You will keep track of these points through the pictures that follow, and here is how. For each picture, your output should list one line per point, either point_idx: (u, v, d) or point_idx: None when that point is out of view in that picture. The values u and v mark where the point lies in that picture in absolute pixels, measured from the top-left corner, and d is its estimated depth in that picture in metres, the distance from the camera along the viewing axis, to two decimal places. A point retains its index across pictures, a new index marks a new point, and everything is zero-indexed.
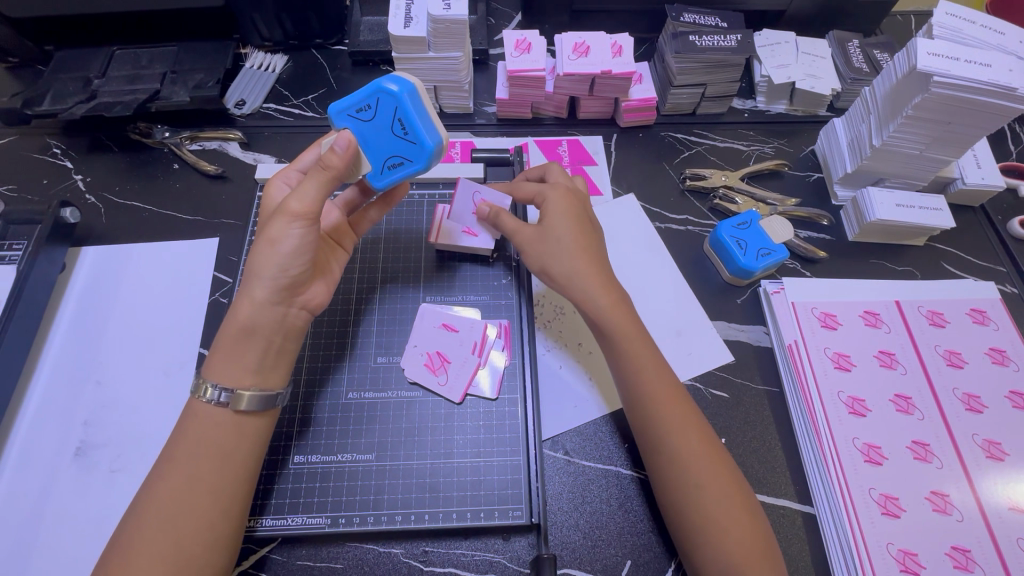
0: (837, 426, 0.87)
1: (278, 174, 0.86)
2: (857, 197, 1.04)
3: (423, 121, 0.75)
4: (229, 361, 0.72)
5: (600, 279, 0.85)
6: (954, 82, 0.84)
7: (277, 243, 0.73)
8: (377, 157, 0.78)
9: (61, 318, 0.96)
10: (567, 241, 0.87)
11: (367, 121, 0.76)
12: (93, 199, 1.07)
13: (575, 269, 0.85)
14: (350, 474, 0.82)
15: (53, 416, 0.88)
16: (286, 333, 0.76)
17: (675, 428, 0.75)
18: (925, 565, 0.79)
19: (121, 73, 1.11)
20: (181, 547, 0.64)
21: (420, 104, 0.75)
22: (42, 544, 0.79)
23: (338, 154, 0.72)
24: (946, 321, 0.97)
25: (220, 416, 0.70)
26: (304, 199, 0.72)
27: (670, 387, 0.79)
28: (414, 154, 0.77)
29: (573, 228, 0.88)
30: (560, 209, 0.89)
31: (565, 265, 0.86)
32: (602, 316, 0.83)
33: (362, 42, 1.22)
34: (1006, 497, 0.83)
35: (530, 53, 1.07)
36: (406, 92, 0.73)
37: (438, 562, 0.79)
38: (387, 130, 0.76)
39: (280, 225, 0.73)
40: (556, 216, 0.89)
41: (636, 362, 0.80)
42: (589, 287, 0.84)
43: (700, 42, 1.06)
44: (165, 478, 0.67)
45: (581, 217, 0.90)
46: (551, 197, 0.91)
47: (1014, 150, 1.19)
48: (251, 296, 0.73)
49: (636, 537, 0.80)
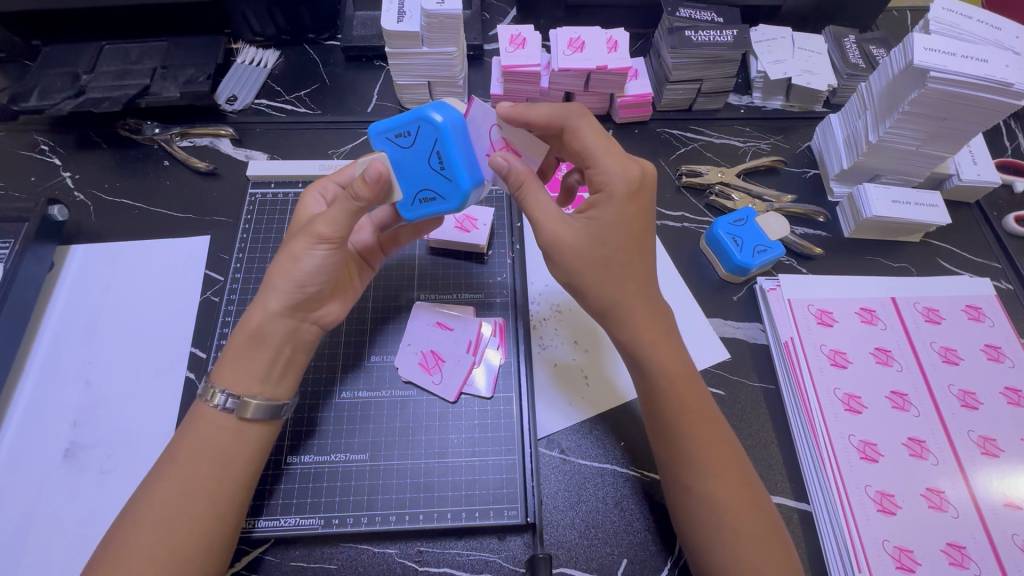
0: (833, 423, 0.87)
1: (314, 187, 0.84)
2: (853, 193, 1.04)
3: (462, 157, 0.71)
4: (237, 365, 0.72)
5: (642, 307, 0.75)
6: (951, 78, 0.83)
7: (298, 261, 0.72)
8: (409, 187, 0.74)
9: (50, 317, 0.94)
10: (614, 259, 0.72)
11: (404, 148, 0.72)
12: (82, 197, 1.05)
13: (618, 300, 0.74)
14: (344, 474, 0.81)
15: (42, 417, 0.87)
16: (297, 343, 0.75)
17: (708, 472, 0.70)
18: (920, 562, 0.79)
19: (109, 68, 1.10)
20: (171, 553, 0.63)
21: (461, 138, 0.71)
22: (31, 546, 0.78)
23: (367, 184, 0.68)
24: (941, 318, 0.97)
25: (224, 421, 0.70)
26: (333, 224, 0.71)
27: (709, 425, 0.73)
28: (449, 191, 0.72)
29: (625, 242, 0.72)
30: (619, 217, 0.71)
31: (600, 287, 0.73)
32: (638, 348, 0.75)
33: (355, 37, 1.21)
34: (1001, 493, 0.83)
35: (524, 48, 1.06)
36: (449, 127, 0.69)
37: (434, 563, 0.78)
38: (424, 161, 0.72)
39: (304, 244, 0.71)
40: (607, 225, 0.71)
41: (675, 402, 0.73)
42: (632, 318, 0.74)
43: (697, 37, 1.06)
44: (161, 481, 0.66)
45: (642, 227, 0.73)
46: (607, 203, 0.71)
47: (1010, 146, 1.19)
48: (264, 307, 0.73)
49: (632, 536, 0.80)
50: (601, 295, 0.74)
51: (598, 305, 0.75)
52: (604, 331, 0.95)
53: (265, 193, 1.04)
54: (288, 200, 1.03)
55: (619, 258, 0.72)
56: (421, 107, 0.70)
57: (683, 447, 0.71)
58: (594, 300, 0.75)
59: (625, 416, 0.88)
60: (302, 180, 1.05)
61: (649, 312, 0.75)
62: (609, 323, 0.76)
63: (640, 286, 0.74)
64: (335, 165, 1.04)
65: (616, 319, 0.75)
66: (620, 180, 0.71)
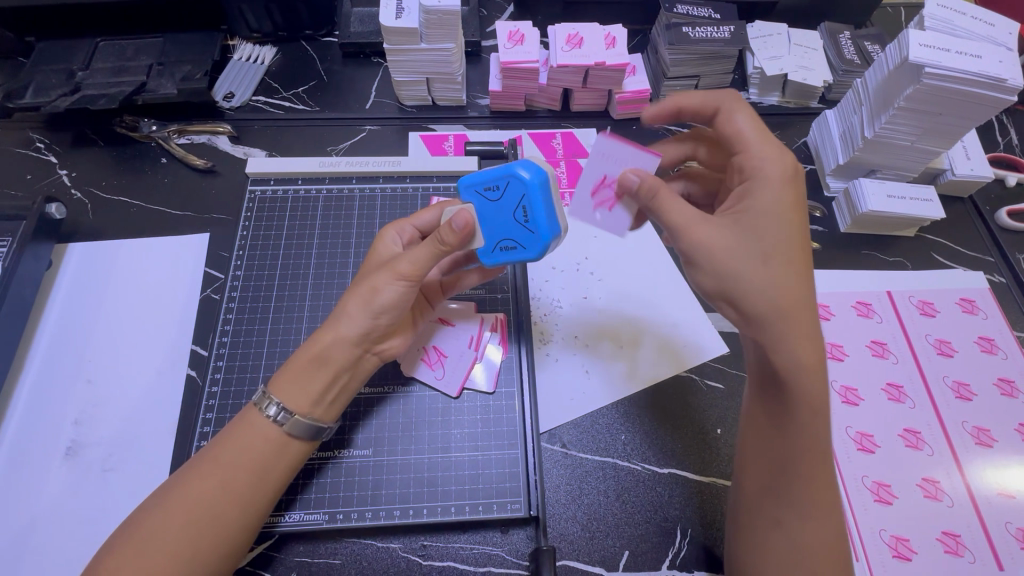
0: (831, 415, 0.88)
1: (393, 226, 0.82)
2: (849, 188, 1.05)
3: (547, 210, 0.70)
4: (296, 382, 0.71)
5: (808, 324, 0.63)
6: (945, 73, 0.84)
7: (376, 293, 0.73)
8: (491, 237, 0.74)
9: (49, 316, 0.94)
10: (773, 254, 0.63)
11: (493, 201, 0.72)
12: (79, 195, 1.05)
13: (780, 301, 0.62)
14: (349, 470, 0.81)
15: (44, 415, 0.86)
16: (354, 372, 0.75)
17: (815, 510, 0.64)
18: (917, 550, 0.80)
19: (105, 65, 1.09)
20: (196, 557, 0.63)
21: (549, 195, 0.70)
22: (34, 544, 0.78)
23: (454, 232, 0.70)
24: (936, 311, 0.99)
25: (271, 432, 0.70)
26: (413, 263, 0.72)
27: (829, 457, 0.65)
28: (529, 242, 0.71)
29: (783, 236, 0.64)
30: (774, 205, 0.65)
31: (764, 285, 0.62)
32: (795, 374, 0.63)
33: (353, 34, 1.21)
34: (994, 482, 0.85)
35: (523, 44, 1.06)
36: (539, 182, 0.68)
37: (437, 556, 0.79)
38: (509, 214, 0.72)
39: (384, 278, 0.73)
40: (762, 215, 0.64)
41: (809, 435, 0.64)
42: (791, 332, 0.62)
43: (694, 34, 1.06)
44: (190, 483, 0.66)
45: (803, 221, 0.65)
46: (763, 187, 0.66)
47: (1003, 141, 1.20)
48: (338, 331, 0.73)
49: (634, 527, 0.81)
50: (762, 296, 0.62)
51: (760, 310, 0.63)
52: (604, 327, 0.96)
53: (264, 190, 1.03)
54: (288, 197, 1.02)
55: (782, 255, 0.63)
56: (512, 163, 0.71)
57: (794, 482, 0.65)
58: (754, 305, 0.63)
59: (626, 411, 0.89)
60: (301, 176, 1.04)
61: (813, 327, 0.63)
62: (763, 335, 0.64)
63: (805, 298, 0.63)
64: (335, 161, 1.04)
65: (775, 328, 0.63)
66: (775, 164, 0.67)
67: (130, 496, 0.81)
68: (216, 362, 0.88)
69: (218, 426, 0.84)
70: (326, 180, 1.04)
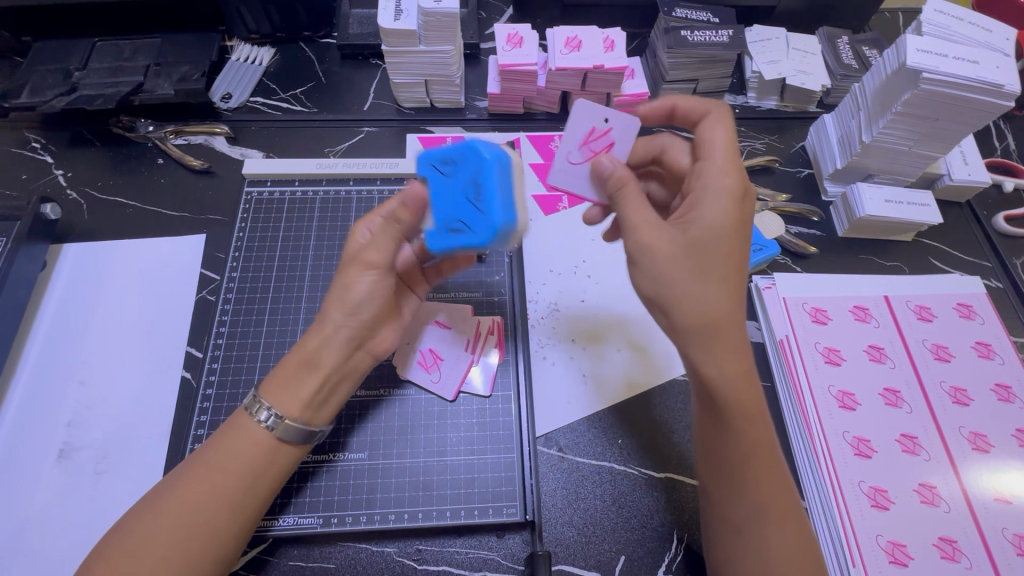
0: (828, 420, 0.88)
1: (363, 219, 0.80)
2: (847, 193, 1.05)
3: (499, 191, 0.67)
4: (289, 388, 0.70)
5: (736, 339, 0.64)
6: (944, 79, 0.84)
7: (350, 288, 0.74)
8: (443, 217, 0.71)
9: (43, 317, 0.93)
10: (713, 266, 0.63)
11: (447, 175, 0.71)
12: (75, 195, 1.04)
13: (709, 311, 0.63)
14: (333, 476, 0.81)
15: (36, 416, 0.86)
16: (346, 373, 0.75)
17: (773, 520, 0.64)
18: (913, 556, 0.80)
19: (102, 65, 1.09)
20: (187, 560, 0.63)
21: (505, 175, 0.68)
22: (26, 546, 0.77)
23: (409, 208, 0.72)
24: (933, 316, 0.99)
25: (260, 436, 0.69)
26: (380, 251, 0.74)
27: (775, 465, 0.66)
28: (477, 222, 0.67)
29: (725, 250, 0.64)
30: (722, 211, 0.65)
31: (703, 296, 0.63)
32: (726, 393, 0.64)
33: (351, 36, 1.21)
34: (991, 488, 0.85)
35: (521, 47, 1.05)
36: (494, 154, 0.67)
37: (432, 561, 0.78)
38: (456, 189, 0.71)
39: (354, 271, 0.74)
40: (712, 220, 0.64)
41: (749, 448, 0.65)
42: (720, 345, 0.64)
43: (692, 37, 1.06)
44: (178, 486, 0.65)
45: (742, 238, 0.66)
46: (713, 193, 0.65)
47: (999, 147, 1.20)
48: (323, 332, 0.73)
49: (630, 533, 0.80)
50: (694, 308, 0.63)
51: (694, 322, 0.63)
52: (603, 334, 0.96)
53: (261, 191, 1.02)
54: (285, 200, 1.02)
55: (719, 269, 0.63)
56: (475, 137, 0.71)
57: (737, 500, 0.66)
58: (690, 315, 0.63)
59: (625, 411, 0.89)
60: (299, 177, 1.04)
61: (740, 343, 0.65)
62: (695, 349, 0.64)
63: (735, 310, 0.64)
64: (332, 163, 1.03)
65: (704, 336, 0.64)
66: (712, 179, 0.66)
67: (122, 501, 0.81)
68: (211, 365, 0.88)
69: (212, 429, 0.83)
70: (323, 182, 1.04)
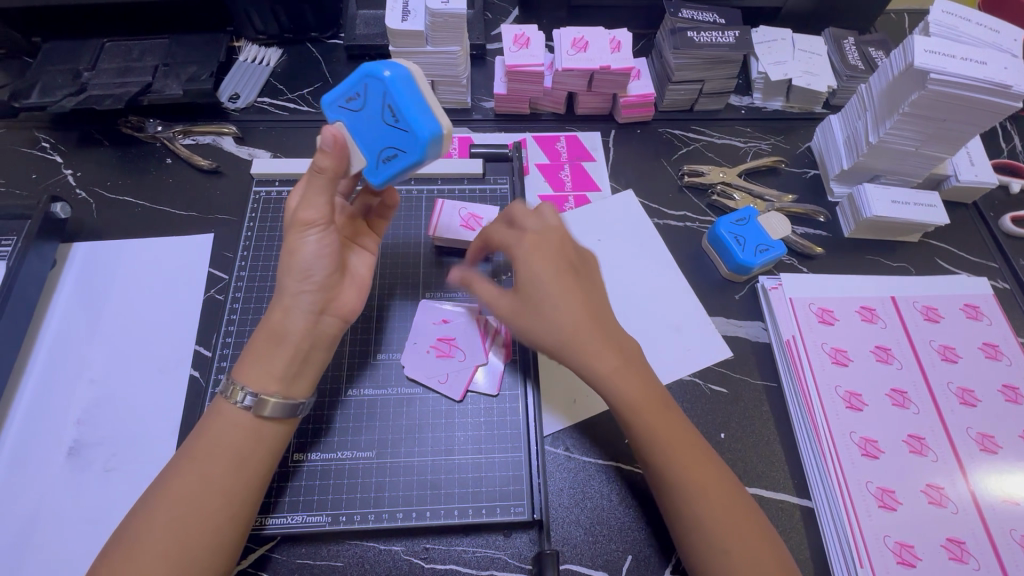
0: (835, 420, 0.88)
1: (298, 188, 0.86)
2: (853, 193, 1.05)
3: (416, 108, 0.68)
4: (259, 363, 0.72)
5: (599, 340, 0.75)
6: (952, 79, 0.84)
7: (297, 253, 0.73)
8: (372, 150, 0.73)
9: (52, 316, 0.94)
10: (544, 303, 0.75)
11: (357, 111, 0.72)
12: (84, 194, 1.05)
13: (564, 337, 0.75)
14: (309, 473, 0.81)
15: (46, 414, 0.86)
16: (316, 340, 0.75)
17: (699, 491, 0.70)
18: (921, 557, 0.80)
19: (111, 65, 1.10)
20: (189, 554, 0.63)
21: (415, 91, 0.69)
22: (36, 543, 0.78)
23: (328, 154, 0.70)
24: (941, 317, 0.98)
25: (243, 419, 0.70)
26: (313, 207, 0.72)
27: (682, 441, 0.74)
28: (409, 143, 0.69)
29: (549, 287, 0.75)
30: (528, 262, 0.77)
31: (551, 326, 0.75)
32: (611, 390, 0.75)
33: (358, 36, 1.21)
34: (998, 490, 0.85)
35: (528, 48, 1.06)
36: (392, 76, 0.68)
37: (440, 559, 0.78)
38: (377, 120, 0.71)
39: (297, 236, 0.73)
40: (523, 275, 0.76)
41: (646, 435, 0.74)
42: (591, 349, 0.75)
43: (699, 38, 1.06)
44: (171, 481, 0.66)
45: (555, 268, 0.77)
46: (516, 251, 0.78)
47: (1006, 148, 1.20)
48: (284, 306, 0.73)
49: (637, 532, 0.81)
50: (548, 336, 0.75)
51: (555, 345, 0.75)
52: None
53: (269, 191, 1.03)
54: None
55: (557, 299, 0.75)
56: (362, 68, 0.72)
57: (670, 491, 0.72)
58: (550, 341, 0.76)
59: None
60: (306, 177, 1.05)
61: (607, 340, 0.76)
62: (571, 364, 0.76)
63: (578, 315, 0.75)
64: None
65: (576, 356, 0.75)
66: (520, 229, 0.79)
67: (129, 498, 0.81)
68: (219, 362, 0.89)
69: None
70: None
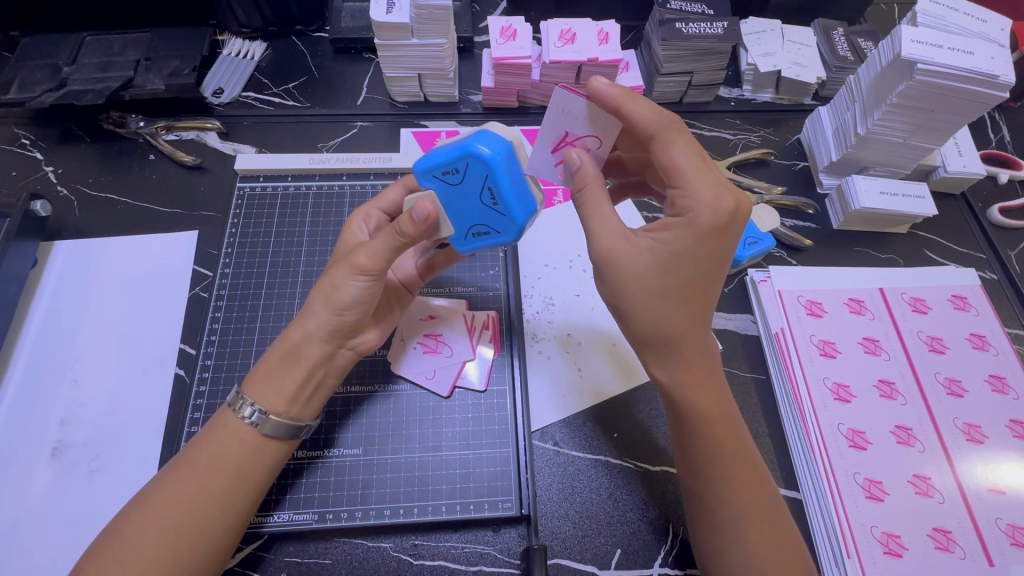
0: (823, 412, 0.88)
1: (358, 213, 0.81)
2: (842, 185, 1.05)
3: (515, 192, 0.66)
4: (267, 381, 0.71)
5: (694, 349, 0.68)
6: (938, 69, 0.84)
7: (338, 289, 0.72)
8: (461, 223, 0.71)
9: (34, 316, 0.93)
10: (673, 292, 0.65)
11: (453, 185, 0.67)
12: (65, 192, 1.03)
13: (673, 332, 0.67)
14: (295, 471, 0.80)
15: (29, 416, 0.85)
16: (329, 369, 0.75)
17: (746, 515, 0.66)
18: (907, 547, 0.80)
19: (91, 60, 1.08)
20: (178, 559, 0.62)
21: (513, 170, 0.66)
22: (19, 546, 0.77)
23: (415, 223, 0.67)
24: (928, 308, 0.99)
25: (247, 435, 0.69)
26: (373, 257, 0.70)
27: (748, 473, 0.68)
28: (503, 226, 0.69)
29: (686, 278, 0.64)
30: (692, 248, 0.63)
31: (649, 314, 0.66)
32: (682, 395, 0.69)
33: (344, 29, 1.19)
34: (986, 480, 0.85)
35: (515, 40, 1.04)
36: (500, 158, 0.64)
37: (428, 556, 0.78)
38: (474, 196, 0.68)
39: (344, 274, 0.71)
40: (678, 255, 0.64)
41: (712, 454, 0.68)
42: (683, 354, 0.68)
43: (688, 29, 1.05)
44: (164, 487, 0.65)
45: (710, 262, 0.64)
46: (683, 228, 0.63)
47: (994, 139, 1.20)
48: (303, 327, 0.72)
49: (625, 525, 0.81)
50: (647, 322, 0.67)
51: (646, 333, 0.68)
52: (597, 329, 0.95)
53: (253, 187, 1.03)
54: (278, 194, 1.02)
55: (683, 293, 0.65)
56: (466, 138, 0.65)
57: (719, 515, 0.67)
58: (641, 327, 0.68)
59: (620, 406, 0.89)
60: (291, 173, 1.04)
61: (698, 353, 0.69)
62: (650, 354, 0.69)
63: (688, 322, 0.67)
64: (325, 158, 1.04)
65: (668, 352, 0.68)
66: (706, 207, 0.62)
67: (114, 498, 0.80)
68: (204, 361, 0.88)
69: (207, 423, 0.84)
70: (316, 177, 1.04)
